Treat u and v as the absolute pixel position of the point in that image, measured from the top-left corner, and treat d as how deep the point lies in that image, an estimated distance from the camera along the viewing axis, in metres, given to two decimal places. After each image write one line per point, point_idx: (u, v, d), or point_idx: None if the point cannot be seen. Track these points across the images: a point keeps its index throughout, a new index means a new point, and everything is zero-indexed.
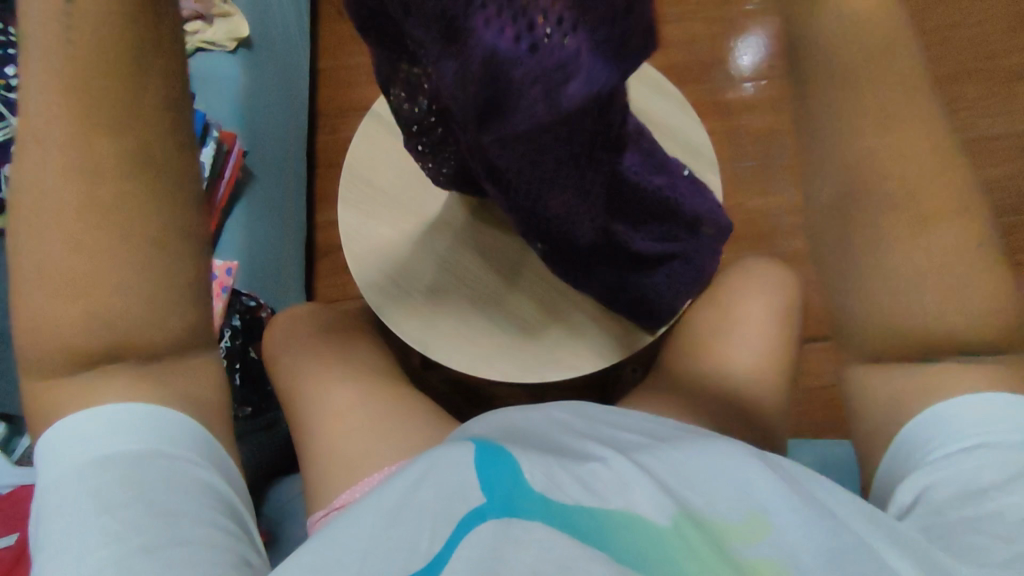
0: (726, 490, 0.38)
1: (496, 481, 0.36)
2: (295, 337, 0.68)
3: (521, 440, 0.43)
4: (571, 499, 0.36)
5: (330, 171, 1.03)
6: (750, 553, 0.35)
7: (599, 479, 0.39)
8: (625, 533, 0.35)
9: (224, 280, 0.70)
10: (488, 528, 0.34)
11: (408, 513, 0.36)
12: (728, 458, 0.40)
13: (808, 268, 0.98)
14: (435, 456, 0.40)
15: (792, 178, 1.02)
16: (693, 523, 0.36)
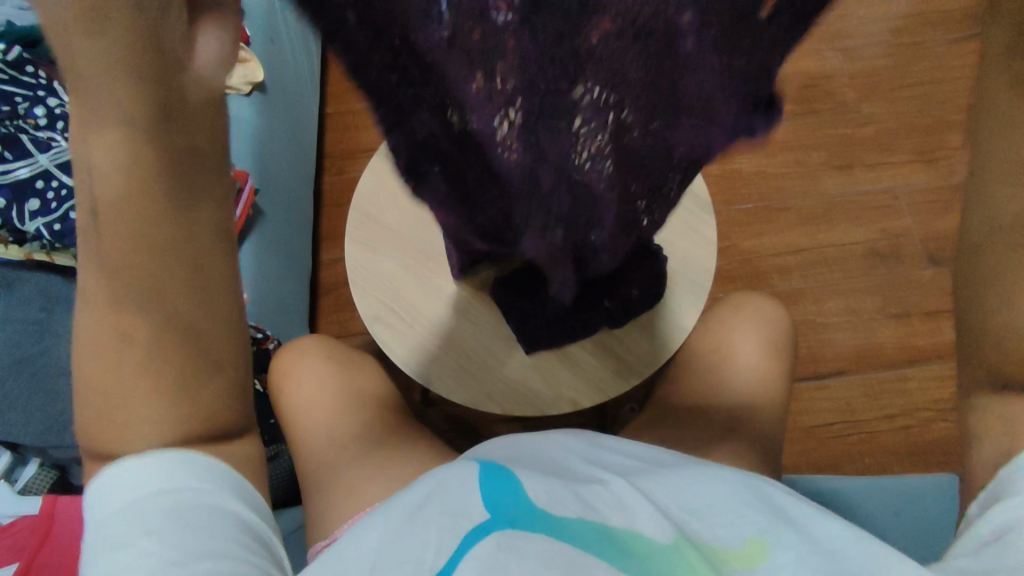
0: (724, 516, 0.38)
1: (502, 499, 0.37)
2: (299, 368, 0.68)
3: (526, 462, 0.45)
4: (572, 513, 0.38)
5: (335, 209, 1.06)
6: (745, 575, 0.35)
7: (597, 502, 0.40)
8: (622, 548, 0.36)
9: None
10: (491, 541, 0.34)
11: (415, 523, 0.36)
12: (727, 485, 0.41)
13: (803, 307, 1.00)
14: (442, 472, 0.41)
15: (787, 220, 1.05)
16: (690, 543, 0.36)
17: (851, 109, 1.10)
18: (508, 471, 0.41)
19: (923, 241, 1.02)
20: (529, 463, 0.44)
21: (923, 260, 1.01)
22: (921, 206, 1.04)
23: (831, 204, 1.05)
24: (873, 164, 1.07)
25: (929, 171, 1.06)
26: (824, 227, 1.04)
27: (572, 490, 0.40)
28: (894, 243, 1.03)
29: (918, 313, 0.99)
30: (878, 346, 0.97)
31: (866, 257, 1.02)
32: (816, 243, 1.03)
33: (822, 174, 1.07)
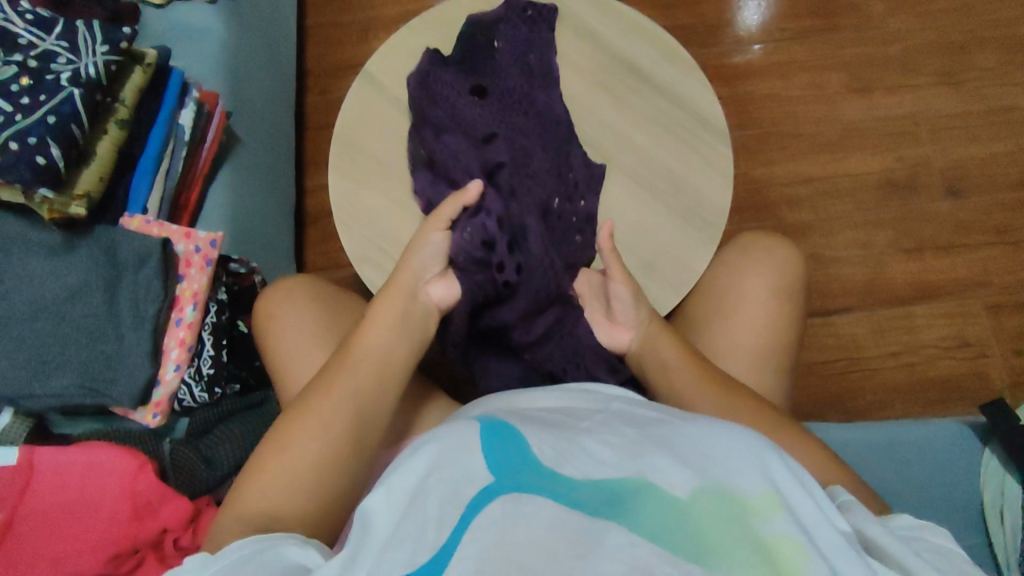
0: (745, 462, 0.35)
1: (506, 457, 0.36)
2: (283, 312, 0.63)
3: (533, 415, 0.43)
4: (577, 473, 0.35)
5: (319, 133, 0.97)
6: (767, 532, 0.32)
7: (612, 452, 0.37)
8: (638, 501, 0.34)
9: (207, 254, 0.65)
10: (496, 509, 0.33)
11: (418, 502, 0.35)
12: (746, 433, 0.38)
13: (812, 240, 0.95)
14: (446, 431, 0.39)
15: (797, 148, 0.98)
16: (707, 498, 0.33)
17: (876, 23, 1.01)
18: (509, 426, 0.38)
19: (941, 172, 0.96)
20: (534, 416, 0.42)
21: (939, 191, 0.96)
22: (943, 132, 0.98)
23: (847, 131, 0.98)
24: (894, 87, 0.99)
25: (955, 94, 0.99)
26: (838, 157, 0.98)
27: (583, 440, 0.38)
28: (911, 172, 0.97)
29: (930, 249, 0.94)
30: (886, 282, 0.93)
31: (878, 188, 0.97)
32: (830, 171, 0.97)
33: (840, 97, 0.99)
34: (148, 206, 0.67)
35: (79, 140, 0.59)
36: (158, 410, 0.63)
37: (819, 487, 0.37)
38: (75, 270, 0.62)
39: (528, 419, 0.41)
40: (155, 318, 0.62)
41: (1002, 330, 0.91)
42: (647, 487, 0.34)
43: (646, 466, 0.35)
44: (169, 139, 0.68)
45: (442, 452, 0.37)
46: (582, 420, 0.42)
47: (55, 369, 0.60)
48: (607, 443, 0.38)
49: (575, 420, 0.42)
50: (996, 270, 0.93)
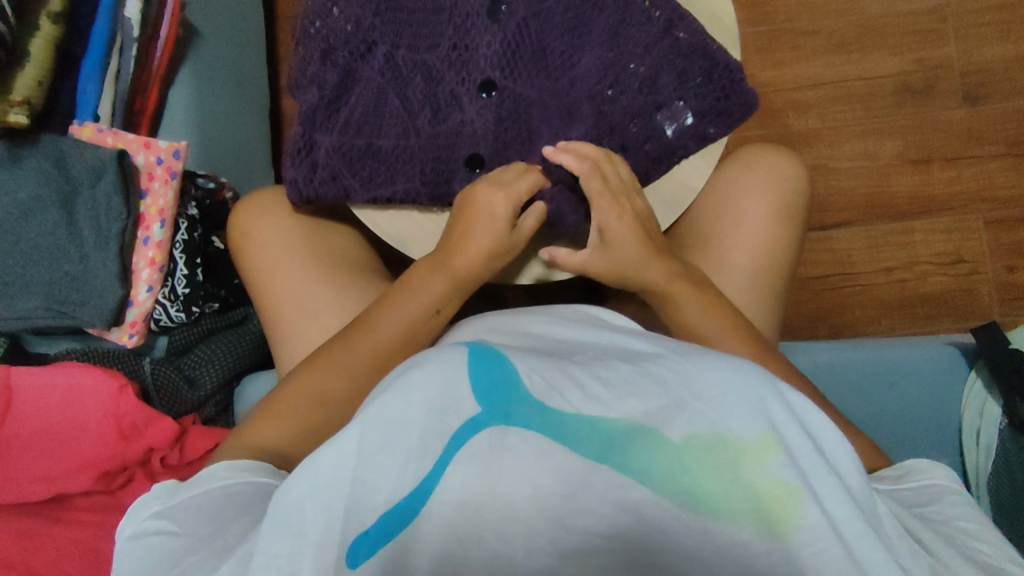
0: (747, 405, 0.34)
1: (496, 390, 0.33)
2: (260, 232, 0.58)
3: (521, 345, 0.40)
4: (571, 408, 0.33)
5: (291, 22, 0.87)
6: (763, 477, 0.32)
7: (609, 387, 0.35)
8: (633, 445, 0.32)
9: (171, 167, 0.56)
10: (482, 442, 0.32)
11: (400, 428, 0.32)
12: (746, 375, 0.35)
13: (818, 151, 0.90)
14: (425, 357, 0.35)
15: (812, 45, 0.91)
16: (706, 443, 0.33)
17: None
18: (500, 353, 0.36)
19: (962, 75, 0.90)
20: (521, 346, 0.40)
21: (956, 97, 0.90)
22: (969, 30, 0.90)
23: (869, 27, 0.90)
24: None
25: None
26: (856, 57, 0.90)
27: (576, 373, 0.35)
28: (930, 75, 0.90)
29: (938, 160, 0.90)
30: (890, 196, 0.90)
31: (894, 93, 0.90)
32: (845, 74, 0.91)
33: None
34: (99, 113, 0.57)
35: (7, 39, 0.50)
36: (134, 330, 0.58)
37: (812, 416, 0.36)
38: (27, 184, 0.53)
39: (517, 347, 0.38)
40: (121, 237, 0.55)
41: (999, 247, 0.90)
42: (640, 431, 0.33)
43: (640, 405, 0.34)
44: (114, 36, 0.57)
45: (427, 385, 0.33)
46: (572, 352, 0.40)
47: (12, 297, 0.54)
48: (602, 377, 0.35)
49: (564, 352, 0.40)
50: (1002, 184, 0.90)
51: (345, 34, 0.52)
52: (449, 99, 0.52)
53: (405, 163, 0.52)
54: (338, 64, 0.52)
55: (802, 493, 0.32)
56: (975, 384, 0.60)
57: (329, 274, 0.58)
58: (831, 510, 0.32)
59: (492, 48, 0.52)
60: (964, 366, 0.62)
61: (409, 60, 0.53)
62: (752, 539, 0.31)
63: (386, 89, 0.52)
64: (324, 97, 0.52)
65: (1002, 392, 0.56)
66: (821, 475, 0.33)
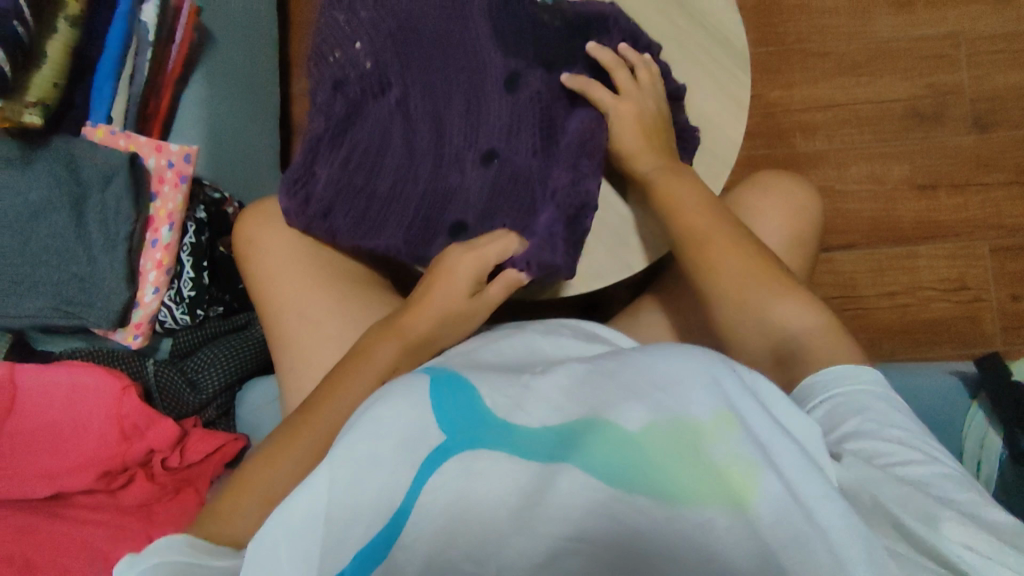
0: (702, 387, 0.32)
1: (456, 412, 0.34)
2: (263, 239, 0.59)
3: (489, 362, 0.41)
4: (533, 422, 0.34)
5: (304, 26, 0.88)
6: (722, 457, 0.30)
7: (567, 395, 0.35)
8: (590, 441, 0.32)
9: (182, 171, 0.57)
10: (451, 468, 0.33)
11: (371, 464, 0.33)
12: (698, 356, 0.33)
13: (825, 173, 0.91)
14: (393, 389, 0.36)
15: (823, 66, 0.91)
16: (667, 431, 0.31)
17: None
18: (463, 376, 0.37)
19: (972, 101, 0.90)
20: (488, 364, 0.40)
21: (965, 124, 0.90)
22: (981, 57, 0.90)
23: (880, 50, 0.91)
24: (938, 2, 0.90)
25: (1001, 15, 0.90)
26: (866, 80, 0.91)
27: (538, 384, 0.36)
28: (940, 101, 0.90)
29: (945, 185, 0.90)
30: (896, 220, 0.90)
31: (903, 117, 0.90)
32: (855, 97, 0.91)
33: (875, 12, 0.91)
34: (111, 115, 0.58)
35: (25, 41, 0.50)
36: (138, 331, 0.58)
37: (779, 402, 0.34)
38: (37, 184, 0.53)
39: (481, 368, 0.39)
40: (129, 240, 0.55)
41: (1004, 274, 0.90)
42: (597, 427, 0.32)
43: (598, 405, 0.33)
44: (131, 42, 0.58)
45: (394, 418, 0.34)
46: (538, 365, 0.40)
47: (20, 295, 0.54)
48: (563, 386, 0.36)
49: (528, 365, 0.40)
50: (1009, 212, 0.90)
51: (364, 69, 0.53)
52: (450, 159, 0.52)
53: (392, 210, 0.53)
54: (348, 98, 0.53)
55: (763, 470, 0.29)
56: (975, 415, 0.59)
57: (334, 283, 0.58)
58: (802, 487, 0.29)
59: (507, 109, 0.51)
60: (965, 397, 0.62)
61: (418, 110, 0.52)
62: (715, 519, 0.29)
63: (387, 134, 0.52)
64: (327, 128, 0.53)
65: (1003, 424, 0.56)
66: (794, 456, 0.30)
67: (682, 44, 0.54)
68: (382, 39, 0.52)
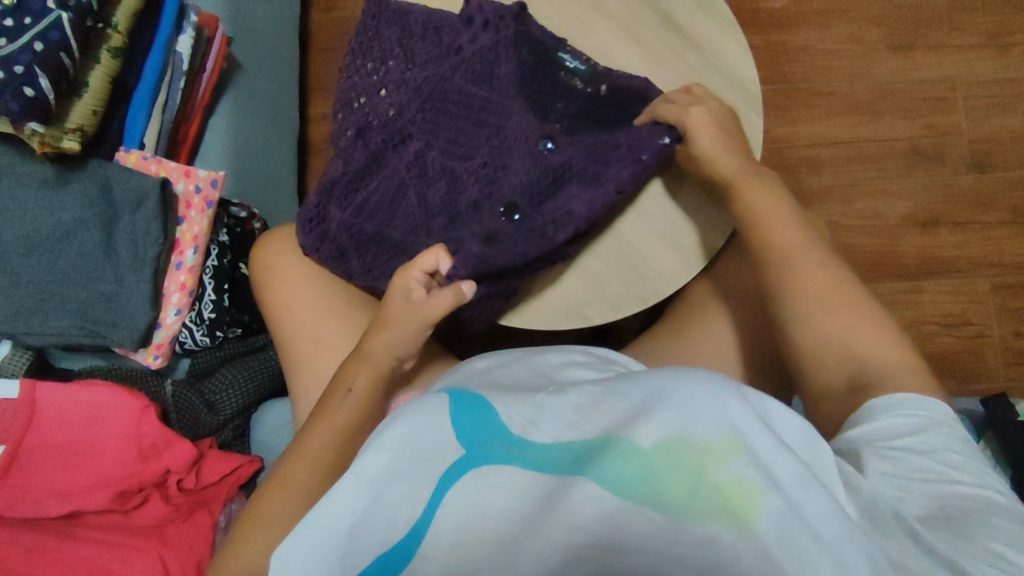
0: (706, 401, 0.32)
1: (475, 429, 0.34)
2: (280, 263, 0.60)
3: (502, 382, 0.41)
4: (550, 437, 0.34)
5: (323, 55, 0.90)
6: (722, 473, 0.30)
7: (578, 410, 0.35)
8: (600, 457, 0.32)
9: (208, 196, 0.58)
10: (467, 483, 0.33)
11: (392, 480, 0.34)
12: (704, 376, 0.33)
13: (830, 208, 0.93)
14: (411, 407, 0.37)
15: (826, 105, 0.94)
16: (670, 445, 0.31)
17: None
18: (479, 395, 0.37)
19: (972, 142, 0.93)
20: (500, 383, 0.41)
21: (965, 164, 0.93)
22: (980, 100, 0.93)
23: (882, 91, 0.93)
24: (938, 46, 0.94)
25: (998, 59, 0.93)
26: (869, 119, 0.93)
27: (551, 402, 0.36)
28: (940, 141, 0.93)
29: (946, 223, 0.92)
30: (899, 256, 0.92)
31: (905, 156, 0.93)
32: (857, 135, 0.93)
33: (877, 54, 0.94)
34: (145, 141, 0.60)
35: (69, 70, 0.52)
36: (159, 352, 0.59)
37: (776, 414, 0.34)
38: (70, 206, 0.55)
39: (494, 386, 0.40)
40: (155, 262, 0.56)
41: (1005, 311, 0.91)
42: (608, 442, 0.32)
43: (608, 420, 0.34)
44: (165, 71, 0.60)
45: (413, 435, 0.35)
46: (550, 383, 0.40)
47: (47, 314, 0.55)
48: (575, 403, 0.35)
49: (539, 384, 0.40)
50: (1009, 251, 0.91)
51: (386, 120, 0.55)
52: (464, 211, 0.53)
53: (402, 256, 0.55)
54: (370, 146, 0.55)
55: (764, 487, 0.29)
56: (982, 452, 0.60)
57: (352, 307, 0.59)
58: (801, 501, 0.30)
59: (524, 167, 0.52)
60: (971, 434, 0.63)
61: (434, 162, 0.54)
62: (719, 535, 0.29)
63: (403, 184, 0.55)
64: (345, 175, 0.56)
65: (1009, 462, 0.57)
66: (795, 474, 0.30)
67: (696, 84, 0.56)
68: (405, 94, 0.55)
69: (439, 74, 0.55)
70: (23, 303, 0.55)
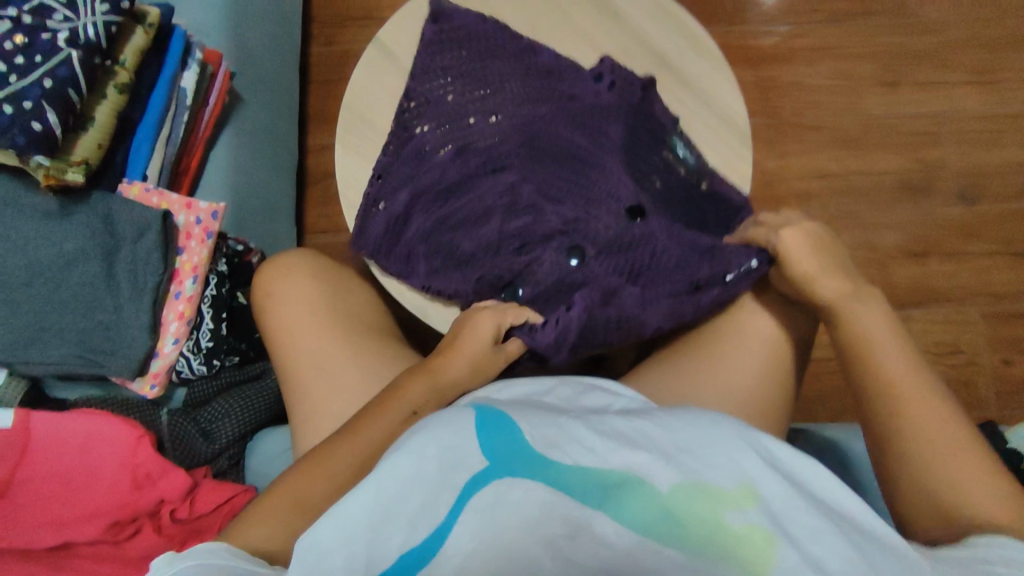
0: (722, 454, 0.34)
1: (499, 444, 0.35)
2: (276, 291, 0.60)
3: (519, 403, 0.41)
4: (570, 459, 0.34)
5: (324, 88, 0.92)
6: (739, 521, 0.32)
7: (601, 437, 0.36)
8: (622, 494, 0.33)
9: (209, 227, 0.59)
10: (490, 493, 0.33)
11: (417, 482, 0.34)
12: (726, 427, 0.36)
13: None
14: (435, 419, 0.38)
15: (816, 138, 0.96)
16: (692, 490, 0.33)
17: (911, 13, 0.97)
18: (504, 415, 0.37)
19: (958, 175, 0.95)
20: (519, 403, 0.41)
21: (952, 196, 0.95)
22: (965, 135, 0.96)
23: (870, 125, 0.96)
24: (923, 83, 0.96)
25: (982, 95, 0.96)
26: (858, 152, 0.96)
27: (573, 427, 0.36)
28: (928, 174, 0.95)
29: (936, 254, 0.93)
30: (891, 285, 0.93)
31: (894, 188, 0.95)
32: (847, 167, 0.95)
33: (864, 90, 0.96)
34: (148, 173, 0.61)
35: (77, 105, 0.53)
36: (156, 381, 0.60)
37: (791, 467, 0.36)
38: (72, 236, 0.56)
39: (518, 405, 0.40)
40: (154, 291, 0.57)
41: (997, 341, 0.92)
42: (631, 480, 0.34)
43: (630, 456, 0.35)
44: (169, 106, 0.61)
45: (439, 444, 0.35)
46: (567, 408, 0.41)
47: (46, 341, 0.56)
48: (598, 430, 0.36)
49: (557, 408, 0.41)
50: (998, 282, 0.93)
51: (481, 140, 0.56)
52: (546, 246, 0.54)
53: (462, 270, 0.55)
54: (468, 164, 0.55)
55: (778, 535, 0.31)
56: None
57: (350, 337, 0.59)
58: (814, 553, 0.31)
59: (615, 226, 0.54)
60: None
61: (533, 196, 0.55)
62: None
63: (487, 210, 0.55)
64: (433, 185, 0.55)
65: None
66: (805, 525, 0.32)
67: (689, 121, 0.58)
68: (511, 119, 0.56)
69: (549, 119, 0.56)
70: (26, 331, 0.56)
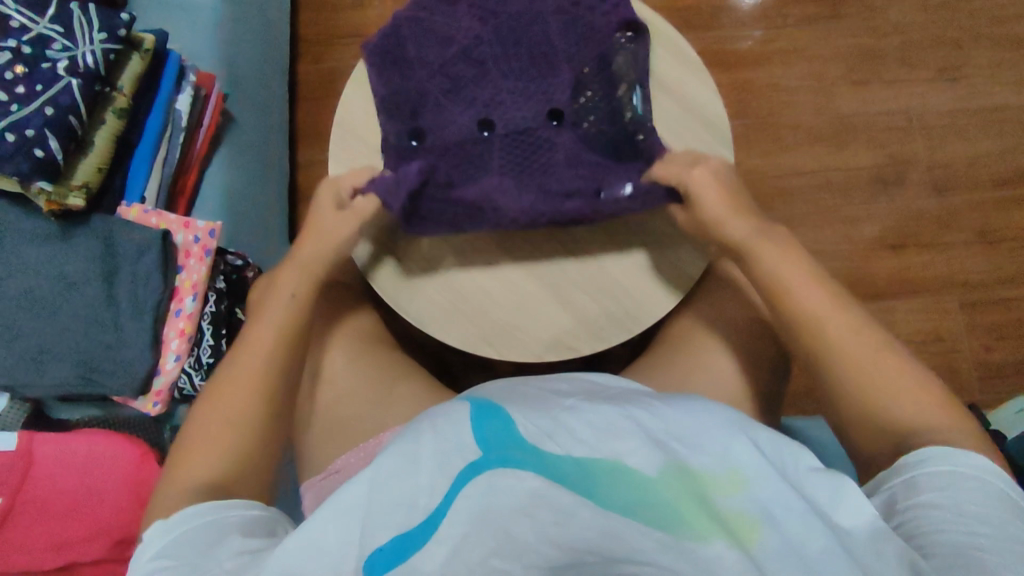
0: (714, 443, 0.35)
1: (495, 437, 0.35)
2: None
3: (516, 396, 0.42)
4: (562, 450, 0.35)
5: (312, 104, 0.94)
6: (728, 505, 0.32)
7: (589, 427, 0.37)
8: (610, 479, 0.33)
9: (207, 244, 0.61)
10: (481, 482, 0.33)
11: (413, 466, 0.35)
12: (720, 417, 0.38)
13: (803, 234, 0.97)
14: (437, 410, 0.39)
15: (792, 137, 0.99)
16: (679, 473, 0.33)
17: (878, 13, 1.01)
18: (501, 407, 0.39)
19: (930, 167, 0.98)
20: (517, 394, 0.42)
21: (925, 188, 0.98)
22: (935, 129, 0.99)
23: (843, 123, 0.99)
24: (892, 81, 1.00)
25: (950, 91, 1.00)
26: (834, 148, 0.99)
27: (564, 418, 0.37)
28: (902, 168, 0.98)
29: (914, 245, 0.96)
30: (871, 277, 0.96)
31: (870, 182, 0.98)
32: (825, 164, 0.98)
33: (837, 89, 1.00)
34: (146, 194, 0.62)
35: (77, 131, 0.56)
36: (159, 399, 0.60)
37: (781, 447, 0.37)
38: (74, 259, 0.57)
39: (515, 398, 0.41)
40: (155, 309, 0.58)
41: (977, 327, 0.95)
42: (620, 468, 0.34)
43: (621, 446, 0.35)
44: (165, 128, 0.63)
45: (435, 432, 0.37)
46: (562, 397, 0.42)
47: (47, 364, 0.56)
48: (589, 422, 0.37)
49: (554, 396, 0.42)
50: (975, 269, 0.96)
51: None
52: None
53: None
54: None
55: (763, 520, 0.32)
56: None
57: None
58: (802, 534, 0.31)
59: None
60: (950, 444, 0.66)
61: None
62: (724, 554, 0.30)
63: None
64: None
65: None
66: (787, 500, 0.33)
67: (671, 122, 0.61)
68: None
69: None
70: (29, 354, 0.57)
